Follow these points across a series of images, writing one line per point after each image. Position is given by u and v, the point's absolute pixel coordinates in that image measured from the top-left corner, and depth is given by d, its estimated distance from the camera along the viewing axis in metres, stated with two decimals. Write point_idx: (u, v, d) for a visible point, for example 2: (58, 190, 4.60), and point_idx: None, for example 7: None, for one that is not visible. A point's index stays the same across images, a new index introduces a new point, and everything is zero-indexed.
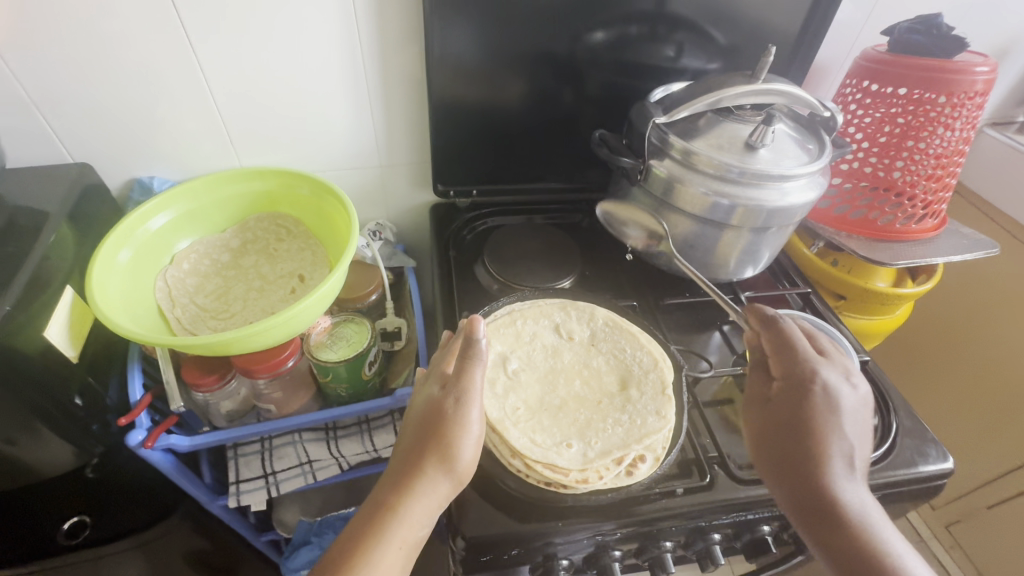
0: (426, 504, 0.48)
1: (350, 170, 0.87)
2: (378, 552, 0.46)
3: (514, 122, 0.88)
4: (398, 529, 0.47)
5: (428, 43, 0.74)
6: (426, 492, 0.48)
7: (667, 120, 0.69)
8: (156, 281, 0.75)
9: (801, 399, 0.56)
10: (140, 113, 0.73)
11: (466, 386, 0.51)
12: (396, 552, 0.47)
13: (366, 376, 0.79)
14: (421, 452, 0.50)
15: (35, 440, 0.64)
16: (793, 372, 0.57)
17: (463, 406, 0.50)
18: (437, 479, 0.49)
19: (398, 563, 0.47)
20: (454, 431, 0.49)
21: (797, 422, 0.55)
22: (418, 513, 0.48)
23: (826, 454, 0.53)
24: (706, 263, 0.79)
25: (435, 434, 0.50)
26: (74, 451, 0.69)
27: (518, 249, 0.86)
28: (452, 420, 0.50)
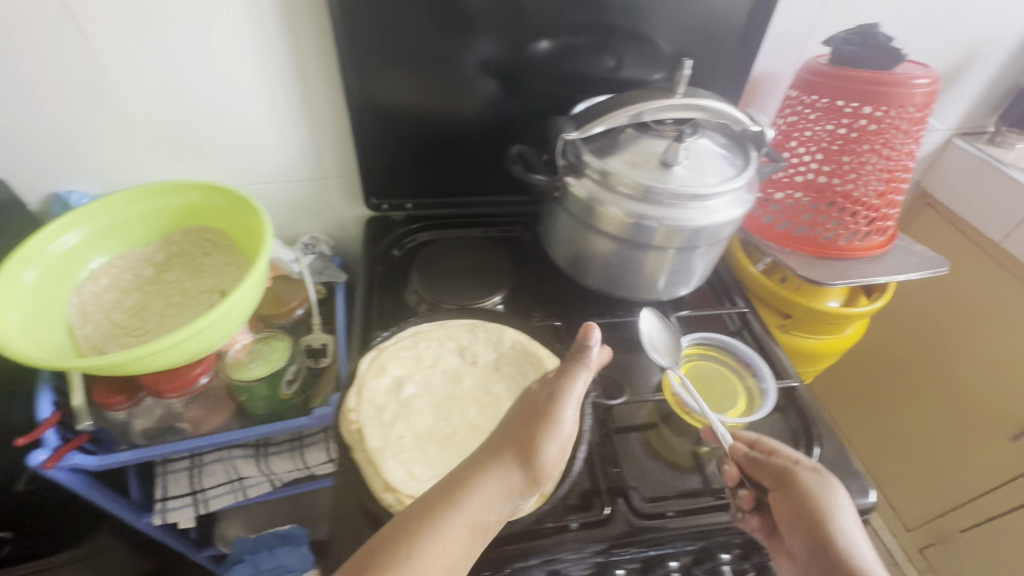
0: (496, 490, 0.46)
1: (280, 182, 0.86)
2: (440, 523, 0.43)
3: (449, 135, 0.86)
4: (469, 504, 0.45)
5: (344, 53, 0.72)
6: (499, 478, 0.46)
7: (581, 136, 0.67)
8: (70, 296, 0.74)
9: (810, 510, 0.51)
10: (52, 126, 0.72)
11: (568, 389, 0.51)
12: (461, 529, 0.43)
13: (285, 396, 0.77)
14: (504, 441, 0.49)
15: None
16: (787, 478, 0.54)
17: (556, 402, 0.50)
18: (514, 468, 0.47)
19: (460, 543, 0.43)
20: (546, 424, 0.49)
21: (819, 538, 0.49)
22: (490, 496, 0.46)
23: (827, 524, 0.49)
24: (635, 282, 0.77)
25: (527, 426, 0.49)
26: None
27: (449, 265, 0.84)
28: (542, 416, 0.50)
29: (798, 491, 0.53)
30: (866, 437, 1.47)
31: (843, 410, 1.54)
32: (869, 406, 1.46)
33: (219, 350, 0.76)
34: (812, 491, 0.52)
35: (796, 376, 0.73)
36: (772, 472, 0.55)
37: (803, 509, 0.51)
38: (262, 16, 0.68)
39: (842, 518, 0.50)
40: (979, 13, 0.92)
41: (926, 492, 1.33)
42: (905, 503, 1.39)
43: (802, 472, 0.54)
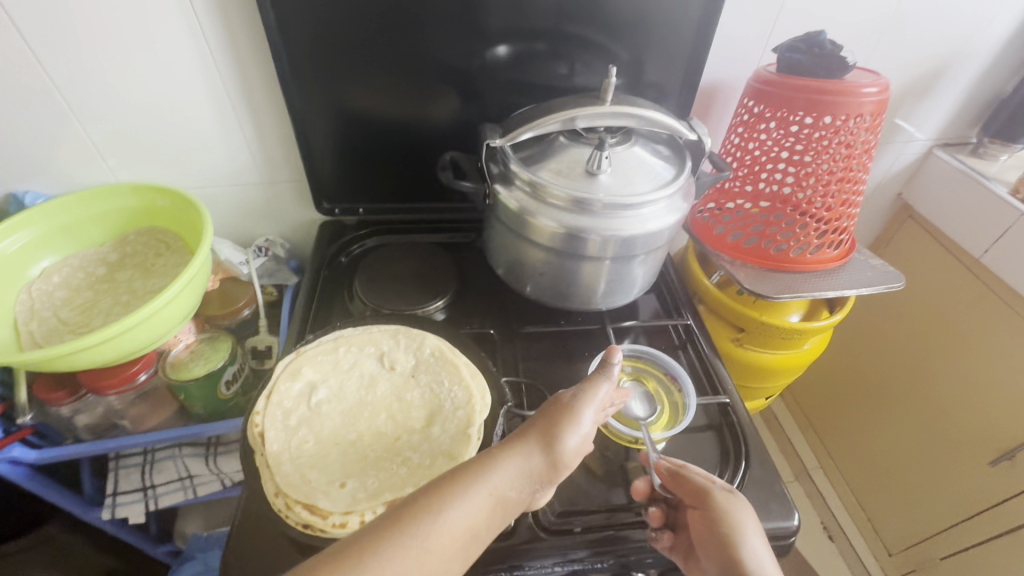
0: (519, 469, 0.45)
1: (232, 186, 0.87)
2: (464, 490, 0.43)
3: (399, 141, 0.86)
4: (491, 479, 0.44)
5: (280, 57, 0.73)
6: (521, 458, 0.46)
7: (507, 143, 0.66)
8: (19, 294, 0.76)
9: (722, 533, 0.51)
10: (3, 130, 0.74)
11: (591, 387, 0.52)
12: (484, 498, 0.43)
13: (223, 396, 0.79)
14: (525, 428, 0.49)
15: None
16: (703, 498, 0.54)
17: (579, 401, 0.50)
18: (536, 451, 0.47)
19: (482, 512, 0.43)
20: (568, 418, 0.49)
21: (730, 560, 0.51)
22: (512, 472, 0.45)
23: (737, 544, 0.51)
24: (573, 292, 0.75)
25: (551, 416, 0.49)
26: None
27: (393, 270, 0.84)
28: (567, 409, 0.50)
29: (712, 511, 0.53)
30: (851, 456, 1.42)
31: (828, 427, 1.49)
32: (855, 424, 1.40)
33: (161, 349, 0.78)
34: (727, 515, 0.52)
35: (732, 392, 0.71)
36: (690, 489, 0.55)
37: (715, 530, 0.52)
38: (200, 24, 0.70)
39: (749, 540, 0.51)
40: (954, 17, 0.87)
41: (908, 514, 1.27)
42: (886, 526, 1.33)
43: (716, 491, 0.54)
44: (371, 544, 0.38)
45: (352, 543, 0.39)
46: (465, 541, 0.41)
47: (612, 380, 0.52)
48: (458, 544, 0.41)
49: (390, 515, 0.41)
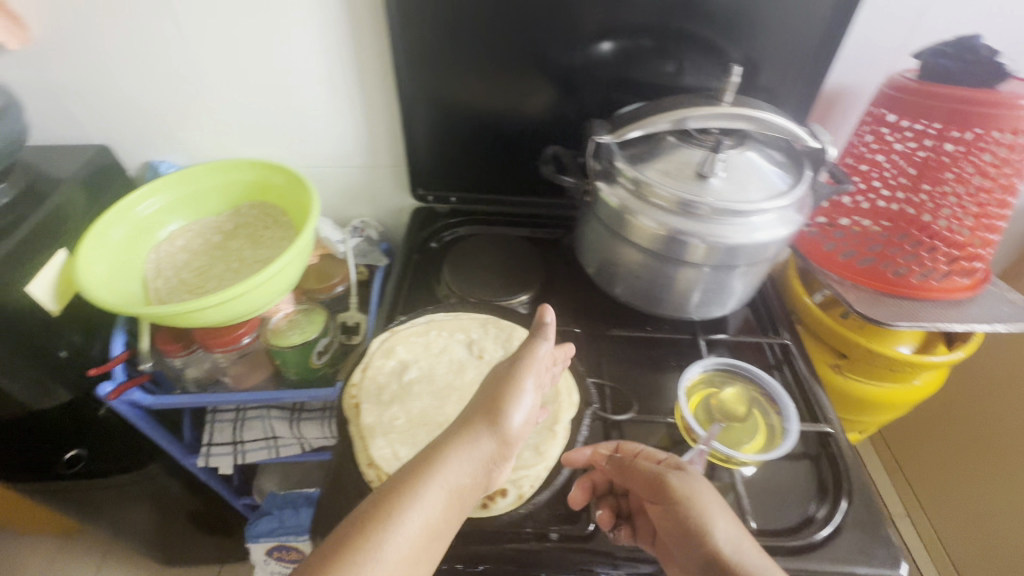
0: (470, 456, 0.46)
1: (337, 167, 0.91)
2: (417, 494, 0.43)
3: (498, 133, 0.87)
4: (443, 471, 0.45)
5: (400, 42, 0.75)
6: (472, 445, 0.47)
7: (616, 140, 0.65)
8: (149, 254, 0.84)
9: (688, 523, 0.47)
10: (148, 101, 0.81)
11: (533, 350, 0.50)
12: (439, 495, 0.44)
13: (314, 365, 0.83)
14: (472, 411, 0.49)
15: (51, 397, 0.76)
16: (658, 486, 0.50)
17: (519, 371, 0.49)
18: (488, 431, 0.47)
19: (439, 509, 0.43)
20: (507, 397, 0.48)
21: (704, 552, 0.45)
22: (461, 459, 0.46)
23: (708, 531, 0.45)
24: (667, 298, 0.73)
25: (494, 394, 0.49)
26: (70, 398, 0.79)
27: (481, 260, 0.85)
28: (512, 380, 0.50)
29: (672, 501, 0.48)
30: (946, 509, 1.28)
31: (922, 475, 1.35)
32: (952, 474, 1.27)
33: (263, 316, 0.83)
34: (688, 500, 0.48)
35: (834, 422, 0.66)
36: (643, 479, 0.52)
37: (683, 523, 0.47)
38: (327, 14, 0.74)
39: (718, 525, 0.46)
40: None
41: None
42: None
43: (670, 476, 0.50)
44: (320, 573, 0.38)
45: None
46: (425, 543, 0.42)
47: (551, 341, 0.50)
48: (420, 547, 0.42)
49: (341, 534, 0.40)
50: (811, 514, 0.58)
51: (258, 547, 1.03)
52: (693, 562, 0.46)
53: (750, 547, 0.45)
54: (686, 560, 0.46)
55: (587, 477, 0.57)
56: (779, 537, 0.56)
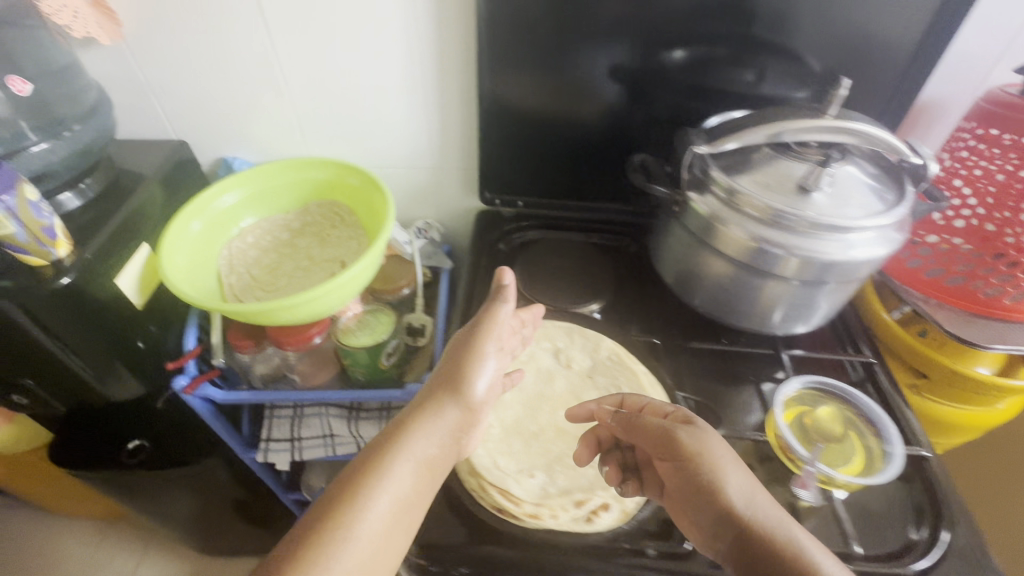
0: (432, 430, 0.51)
1: (406, 168, 0.91)
2: (384, 472, 0.47)
3: (572, 139, 0.86)
4: (408, 444, 0.49)
5: (487, 46, 0.75)
6: (434, 419, 0.51)
7: (712, 150, 0.64)
8: (222, 250, 0.84)
9: (699, 478, 0.49)
10: (226, 97, 0.81)
11: (490, 315, 0.54)
12: (408, 468, 0.49)
13: (383, 366, 0.83)
14: (434, 388, 0.53)
15: (118, 380, 0.75)
16: (670, 446, 0.51)
17: (477, 340, 0.53)
18: (450, 405, 0.52)
19: (407, 480, 0.49)
20: (464, 368, 0.52)
21: (720, 507, 0.47)
22: (427, 435, 0.51)
23: (721, 486, 0.48)
24: (748, 311, 0.72)
25: (456, 366, 0.53)
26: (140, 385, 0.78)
27: (552, 266, 0.85)
28: (469, 351, 0.54)
29: (684, 457, 0.50)
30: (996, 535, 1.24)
31: None
32: None
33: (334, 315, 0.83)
34: (700, 456, 0.49)
35: (928, 446, 0.64)
36: (651, 437, 0.53)
37: (695, 479, 0.49)
38: (415, 16, 0.73)
39: (731, 480, 0.48)
40: None
41: None
42: None
43: (680, 433, 0.51)
44: (305, 554, 0.43)
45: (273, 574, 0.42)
46: (399, 512, 0.47)
47: (513, 302, 0.55)
48: (394, 518, 0.47)
49: (318, 517, 0.45)
50: (910, 539, 0.57)
51: None
52: (706, 514, 0.48)
53: (760, 497, 0.47)
54: (700, 514, 0.48)
55: (591, 435, 0.57)
56: (880, 562, 0.54)
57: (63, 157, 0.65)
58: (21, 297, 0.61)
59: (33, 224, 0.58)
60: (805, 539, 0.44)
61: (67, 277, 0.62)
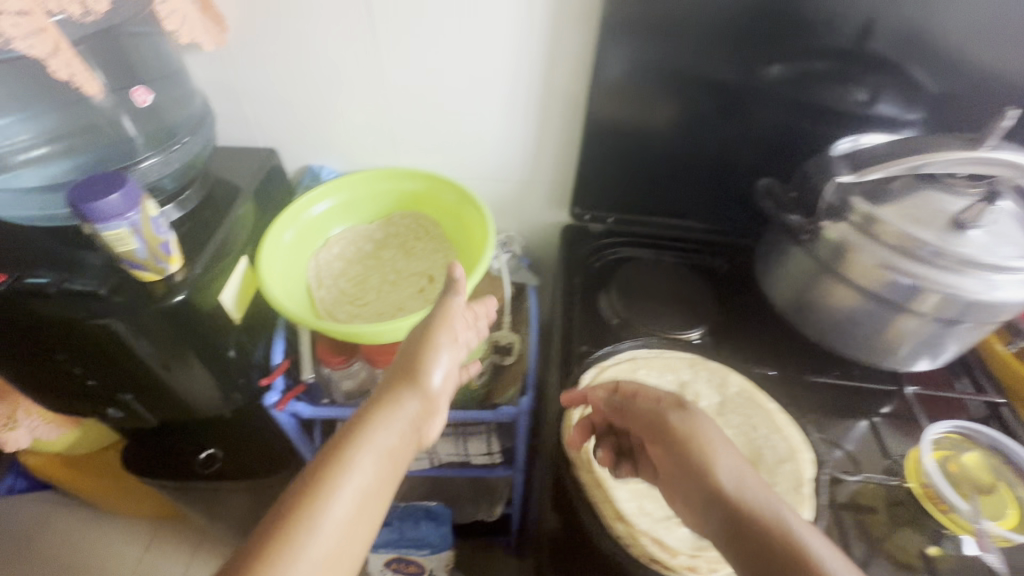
0: (391, 421, 0.50)
1: (494, 181, 0.88)
2: (348, 465, 0.46)
3: (673, 156, 0.82)
4: (371, 435, 0.49)
5: (599, 60, 0.72)
6: (393, 411, 0.51)
7: (857, 178, 0.61)
8: (310, 262, 0.82)
9: (687, 460, 0.47)
10: (319, 105, 0.79)
11: (443, 304, 0.56)
12: (372, 461, 0.47)
13: (474, 386, 0.81)
14: (392, 379, 0.53)
15: (186, 370, 0.67)
16: (658, 428, 0.50)
17: (431, 329, 0.55)
18: (407, 394, 0.52)
19: (373, 474, 0.47)
20: (422, 358, 0.53)
21: (708, 490, 0.44)
22: (386, 426, 0.50)
23: (711, 467, 0.45)
24: (870, 346, 0.68)
25: (413, 356, 0.54)
26: (216, 384, 0.72)
27: (650, 287, 0.82)
28: (423, 341, 0.54)
29: (672, 438, 0.48)
30: None
31: None
32: None
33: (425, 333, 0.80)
34: (690, 437, 0.47)
35: None
36: (641, 419, 0.52)
37: (684, 461, 0.47)
38: (530, 29, 0.70)
39: (722, 462, 0.45)
40: None
41: None
42: None
43: (672, 416, 0.50)
44: (264, 552, 0.41)
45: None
46: (363, 504, 0.45)
47: (463, 292, 0.56)
48: (359, 510, 0.45)
49: (277, 513, 0.43)
50: None
51: (377, 557, 1.03)
52: (697, 498, 0.46)
53: (748, 475, 0.45)
54: (691, 498, 0.46)
55: (585, 418, 0.57)
56: None
57: (169, 173, 0.63)
58: (129, 317, 0.59)
59: (153, 240, 0.56)
60: (797, 525, 0.41)
61: (179, 296, 0.61)
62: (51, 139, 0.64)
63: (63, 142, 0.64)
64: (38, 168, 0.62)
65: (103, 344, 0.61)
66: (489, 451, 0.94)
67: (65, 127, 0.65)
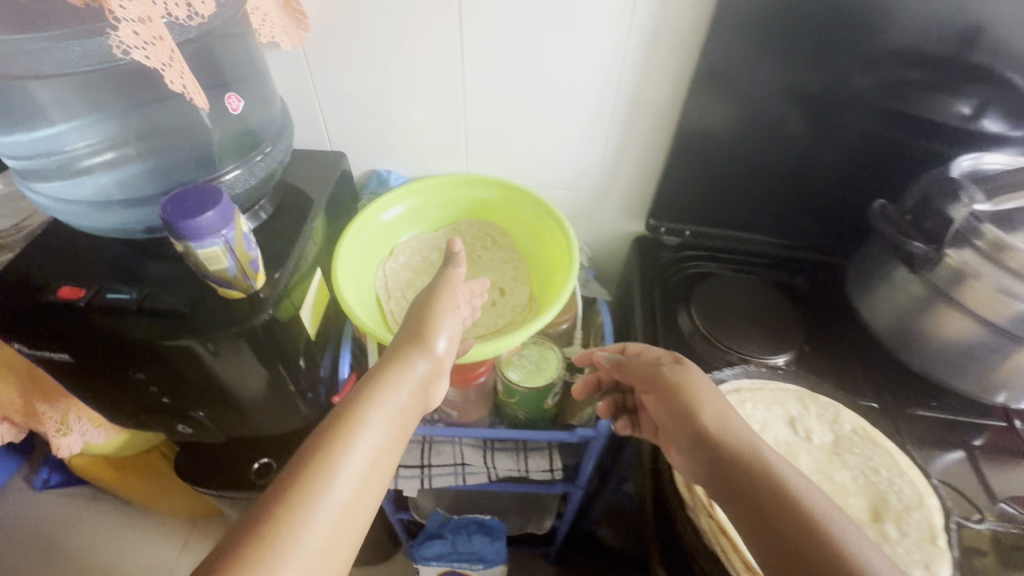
0: (403, 380, 0.50)
1: (566, 190, 0.85)
2: (363, 417, 0.46)
3: (758, 168, 0.79)
4: (381, 391, 0.48)
5: (700, 68, 0.68)
6: (403, 371, 0.51)
7: (993, 208, 0.59)
8: (378, 270, 0.80)
9: (675, 402, 0.53)
10: (390, 107, 0.75)
11: (446, 273, 0.60)
12: (386, 415, 0.47)
13: (547, 406, 0.77)
14: (399, 344, 0.54)
15: (237, 355, 0.59)
16: (649, 377, 0.57)
17: (436, 295, 0.58)
18: (416, 356, 0.52)
19: (385, 428, 0.47)
20: (429, 321, 0.55)
21: (693, 431, 0.50)
22: (398, 384, 0.50)
23: (699, 411, 0.50)
24: (984, 380, 0.64)
25: (419, 320, 0.56)
26: (266, 379, 0.64)
27: (733, 306, 0.78)
28: (428, 306, 0.57)
29: (663, 387, 0.55)
30: None
31: None
32: None
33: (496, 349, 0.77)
34: (675, 385, 0.53)
35: None
36: (637, 371, 0.59)
37: (677, 406, 0.52)
38: (628, 38, 0.66)
39: (710, 405, 0.50)
40: None
41: None
42: None
43: (665, 367, 0.56)
44: (283, 500, 0.39)
45: (247, 528, 0.38)
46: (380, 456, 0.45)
47: (464, 264, 0.61)
48: (372, 462, 0.44)
49: (293, 466, 0.42)
50: None
51: (428, 569, 1.01)
52: (681, 432, 0.51)
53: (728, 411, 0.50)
54: (678, 434, 0.52)
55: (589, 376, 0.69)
56: None
57: (252, 183, 0.61)
58: (208, 337, 0.55)
59: (245, 257, 0.53)
60: (774, 459, 0.45)
61: (265, 313, 0.58)
62: (122, 139, 0.59)
63: (136, 144, 0.60)
64: (111, 172, 0.58)
65: (179, 363, 0.57)
66: (552, 468, 0.91)
67: (135, 125, 0.59)
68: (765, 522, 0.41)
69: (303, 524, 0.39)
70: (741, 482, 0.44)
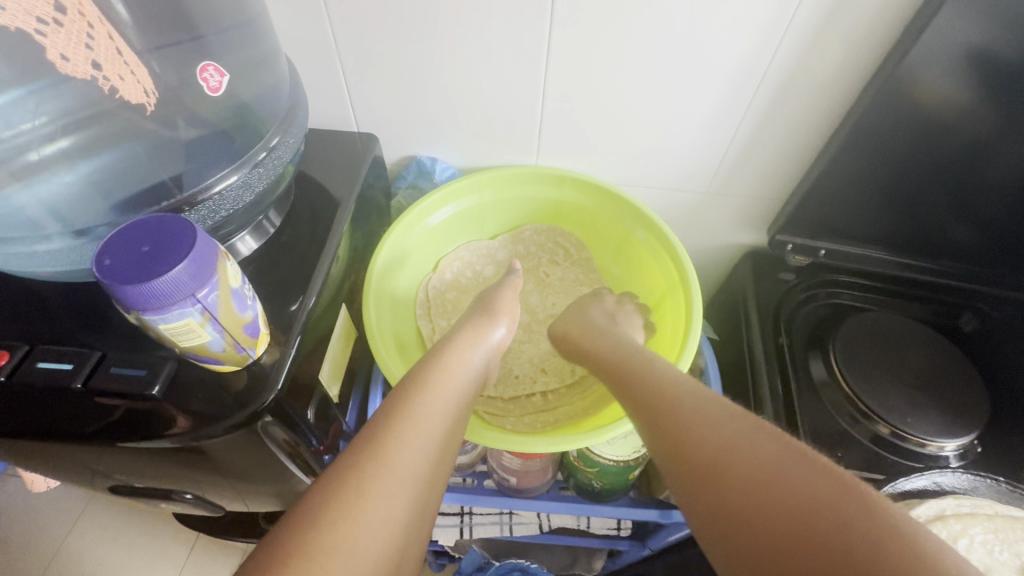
0: (478, 343, 0.49)
1: (667, 189, 0.65)
2: (445, 363, 0.44)
3: (949, 176, 0.55)
4: (456, 351, 0.46)
5: (916, 31, 0.44)
6: (479, 335, 0.50)
7: None
8: (419, 291, 0.64)
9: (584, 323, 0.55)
10: (440, 73, 0.54)
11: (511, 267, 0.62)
12: (466, 370, 0.45)
13: (631, 477, 0.60)
14: (470, 317, 0.53)
15: (216, 444, 0.39)
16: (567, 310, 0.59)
17: (506, 283, 0.59)
18: (488, 324, 0.52)
19: (468, 382, 0.44)
20: (496, 299, 0.56)
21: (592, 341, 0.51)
22: (475, 346, 0.48)
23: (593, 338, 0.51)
24: None
25: (487, 299, 0.56)
26: (261, 465, 0.44)
27: (891, 360, 0.58)
28: (501, 291, 0.58)
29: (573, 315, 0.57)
30: None
31: None
32: None
33: (577, 412, 0.58)
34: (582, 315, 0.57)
35: None
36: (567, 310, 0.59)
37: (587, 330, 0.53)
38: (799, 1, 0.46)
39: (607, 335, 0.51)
40: None
41: None
42: None
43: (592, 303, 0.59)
44: (393, 425, 0.35)
45: (352, 454, 0.33)
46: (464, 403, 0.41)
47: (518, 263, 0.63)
48: (461, 411, 0.41)
49: (390, 404, 0.38)
50: None
51: None
52: (653, 411, 0.38)
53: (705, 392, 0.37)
54: (643, 415, 0.39)
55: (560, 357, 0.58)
56: None
57: (247, 199, 0.41)
58: (198, 429, 0.38)
59: (234, 325, 0.35)
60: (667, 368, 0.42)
61: (271, 386, 0.40)
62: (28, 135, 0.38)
63: (54, 140, 0.39)
64: (25, 186, 0.37)
65: (155, 457, 0.40)
66: (619, 525, 0.74)
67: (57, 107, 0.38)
68: (790, 498, 0.28)
69: (412, 443, 0.35)
70: (732, 463, 0.31)
